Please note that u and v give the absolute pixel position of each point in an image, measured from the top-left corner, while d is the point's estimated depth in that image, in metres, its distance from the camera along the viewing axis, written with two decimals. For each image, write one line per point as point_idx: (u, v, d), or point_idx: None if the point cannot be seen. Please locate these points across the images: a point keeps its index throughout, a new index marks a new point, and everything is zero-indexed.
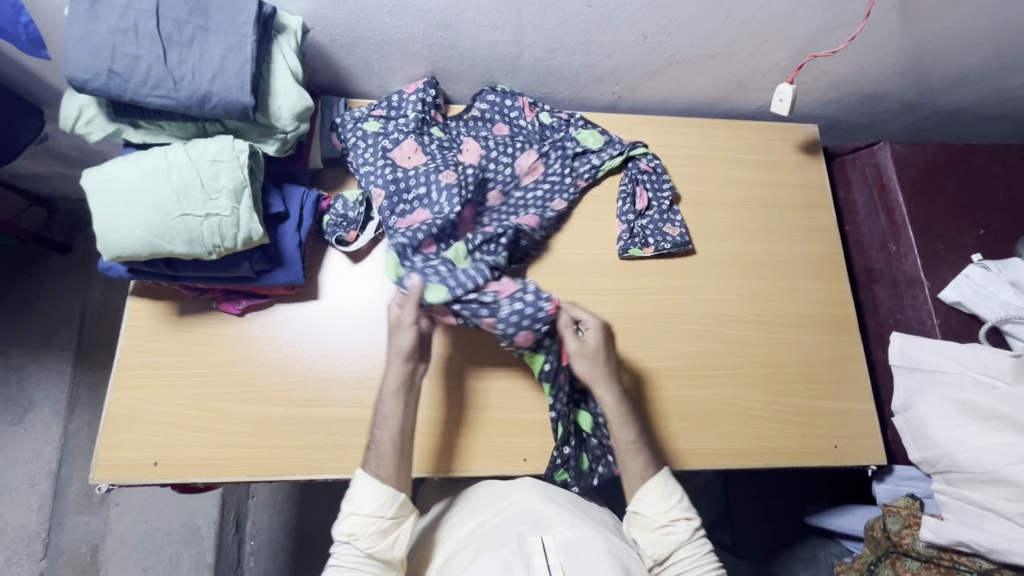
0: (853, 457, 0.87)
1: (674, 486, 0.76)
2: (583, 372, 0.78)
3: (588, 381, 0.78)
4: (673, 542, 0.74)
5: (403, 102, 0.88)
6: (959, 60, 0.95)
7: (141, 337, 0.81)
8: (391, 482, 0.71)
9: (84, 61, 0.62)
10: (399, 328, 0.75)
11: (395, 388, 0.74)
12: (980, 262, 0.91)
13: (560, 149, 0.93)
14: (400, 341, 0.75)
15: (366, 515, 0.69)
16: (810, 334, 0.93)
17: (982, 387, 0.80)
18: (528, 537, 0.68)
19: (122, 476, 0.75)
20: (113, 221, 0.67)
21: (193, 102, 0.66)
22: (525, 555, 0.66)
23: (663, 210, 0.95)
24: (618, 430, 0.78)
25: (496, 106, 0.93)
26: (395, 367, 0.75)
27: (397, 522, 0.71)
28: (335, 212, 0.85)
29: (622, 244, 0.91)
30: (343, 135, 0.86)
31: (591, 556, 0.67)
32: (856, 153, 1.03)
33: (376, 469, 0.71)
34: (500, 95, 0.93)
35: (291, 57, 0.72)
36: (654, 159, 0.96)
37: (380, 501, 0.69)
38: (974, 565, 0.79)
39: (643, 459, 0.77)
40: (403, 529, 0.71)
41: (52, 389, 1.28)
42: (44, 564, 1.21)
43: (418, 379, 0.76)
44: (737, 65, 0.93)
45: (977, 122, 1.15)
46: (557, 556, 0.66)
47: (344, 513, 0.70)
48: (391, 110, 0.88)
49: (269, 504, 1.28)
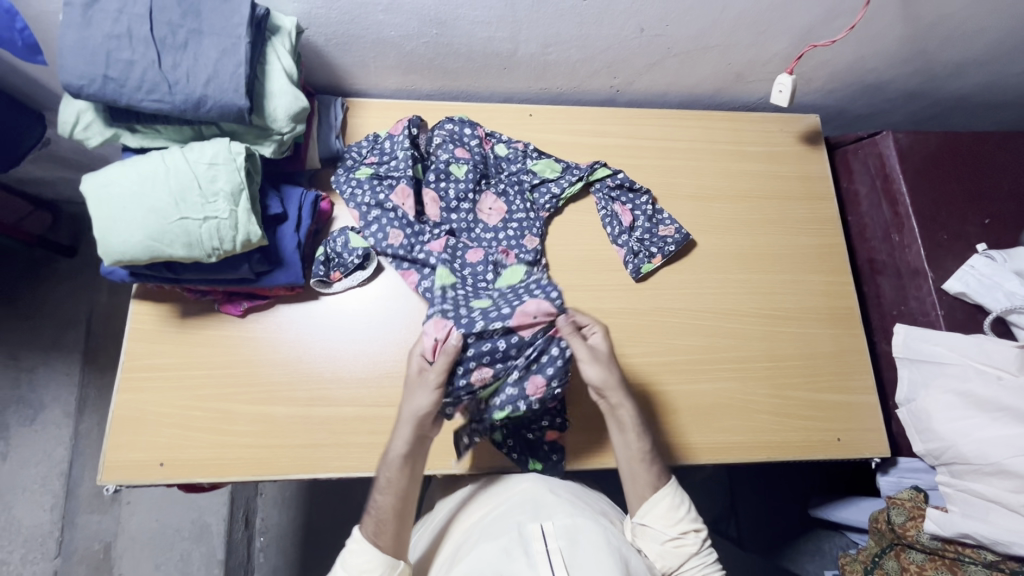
0: (857, 450, 0.87)
1: (683, 498, 0.75)
2: (596, 379, 0.75)
3: (602, 385, 0.75)
4: (683, 555, 0.73)
5: (394, 145, 0.89)
6: (963, 47, 0.94)
7: (145, 339, 0.82)
8: (389, 549, 0.69)
9: (79, 66, 0.63)
10: (418, 387, 0.72)
11: (402, 454, 0.71)
12: (984, 252, 0.89)
13: (516, 182, 0.91)
14: (417, 404, 0.71)
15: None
16: (812, 327, 0.93)
17: (986, 378, 0.79)
18: (528, 525, 0.69)
19: (130, 476, 0.77)
20: (113, 226, 0.68)
21: (188, 106, 0.66)
22: (524, 541, 0.67)
23: (649, 216, 0.93)
24: (637, 438, 0.76)
25: (454, 135, 0.92)
26: (405, 432, 0.71)
27: None
28: (333, 250, 0.84)
29: (632, 267, 0.89)
30: (339, 186, 0.87)
31: (589, 543, 0.67)
32: (858, 143, 1.02)
33: (371, 530, 0.69)
34: (458, 124, 0.92)
35: (285, 58, 0.72)
36: (620, 173, 0.94)
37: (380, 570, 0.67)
38: (979, 556, 0.79)
39: (653, 468, 0.76)
40: None
41: (62, 390, 1.29)
42: (58, 563, 1.23)
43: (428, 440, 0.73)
44: (736, 56, 0.92)
45: (982, 109, 1.13)
46: (556, 540, 0.66)
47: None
48: (381, 150, 0.89)
49: (278, 500, 1.30)
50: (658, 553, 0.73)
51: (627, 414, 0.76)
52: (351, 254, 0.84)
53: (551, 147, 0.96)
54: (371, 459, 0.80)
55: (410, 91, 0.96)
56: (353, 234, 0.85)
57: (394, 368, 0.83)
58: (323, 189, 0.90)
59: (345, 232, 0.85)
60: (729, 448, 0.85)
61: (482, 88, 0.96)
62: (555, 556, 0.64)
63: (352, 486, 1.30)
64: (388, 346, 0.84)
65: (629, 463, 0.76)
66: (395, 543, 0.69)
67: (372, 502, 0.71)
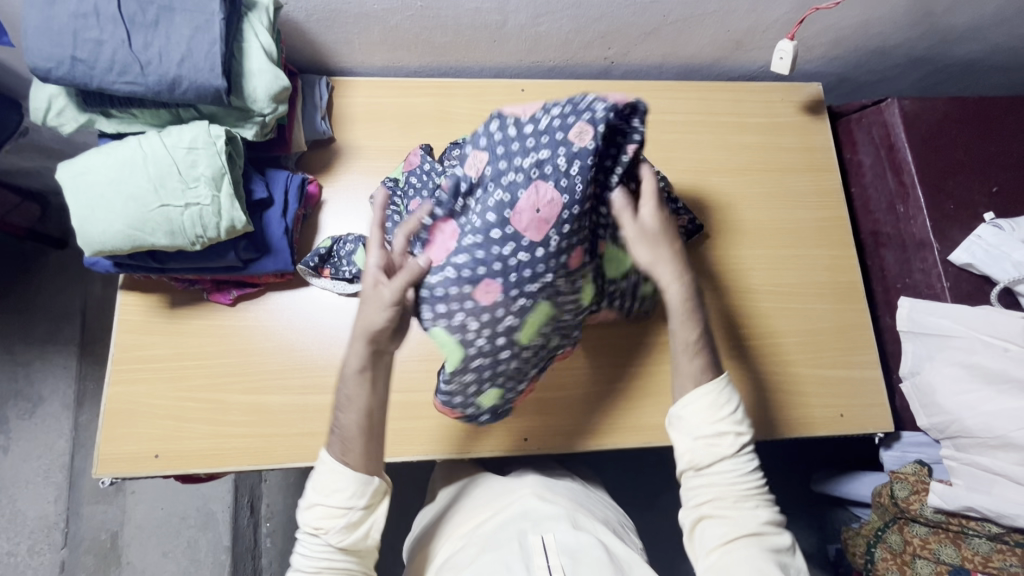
0: (859, 425, 0.86)
1: (730, 397, 0.65)
2: (642, 258, 0.69)
3: (648, 266, 0.69)
4: (717, 456, 0.64)
5: (424, 175, 0.80)
6: (972, 8, 0.89)
7: (135, 331, 0.80)
8: (359, 467, 0.64)
9: (46, 48, 0.60)
10: (371, 300, 0.64)
11: (357, 369, 0.65)
12: (992, 221, 0.87)
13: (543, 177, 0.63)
14: (371, 318, 0.64)
15: (332, 506, 0.62)
16: (816, 302, 0.91)
17: (993, 351, 0.77)
18: (530, 536, 0.68)
19: (126, 469, 0.76)
20: (91, 216, 0.66)
21: (163, 88, 0.63)
22: (526, 554, 0.66)
23: None
24: (680, 327, 0.68)
25: (463, 160, 0.81)
26: (358, 347, 0.65)
27: (368, 513, 0.64)
28: (339, 252, 0.82)
29: None
30: None
31: (591, 564, 0.65)
32: (862, 111, 0.99)
33: (342, 451, 0.65)
34: (466, 147, 0.83)
35: (263, 35, 0.69)
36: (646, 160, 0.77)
37: (351, 489, 0.63)
38: (984, 529, 0.78)
39: (700, 362, 0.68)
40: (375, 518, 0.65)
41: (60, 383, 1.29)
42: (66, 553, 1.24)
43: (386, 355, 0.67)
44: (735, 23, 0.88)
45: (991, 73, 1.09)
46: (559, 558, 0.65)
47: (309, 502, 0.64)
48: (407, 188, 0.81)
49: (282, 486, 1.30)
50: (688, 447, 0.65)
51: (676, 295, 0.68)
52: (350, 266, 0.81)
53: None
54: None
55: (398, 68, 0.93)
56: (361, 249, 0.81)
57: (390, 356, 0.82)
58: (311, 173, 0.88)
59: (358, 242, 0.82)
60: None
61: (472, 63, 0.93)
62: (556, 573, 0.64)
63: None
64: None
65: (675, 353, 0.68)
66: (368, 464, 0.65)
67: (337, 421, 0.66)
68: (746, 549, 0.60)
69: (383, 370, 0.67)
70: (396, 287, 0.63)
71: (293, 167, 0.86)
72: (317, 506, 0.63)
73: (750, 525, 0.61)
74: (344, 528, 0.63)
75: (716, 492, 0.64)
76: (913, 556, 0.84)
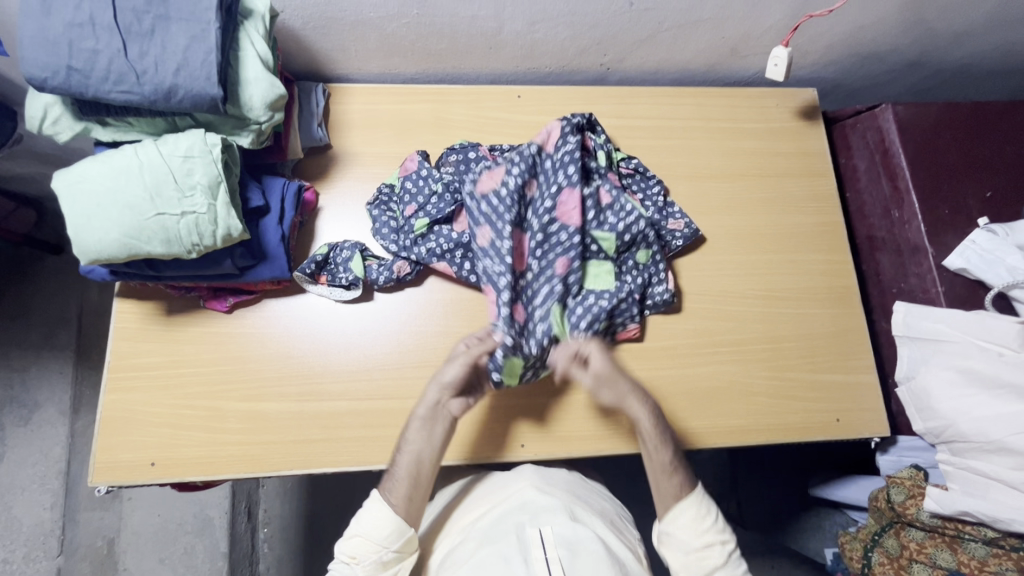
0: (856, 430, 0.86)
1: (709, 508, 0.77)
2: (611, 399, 0.77)
3: (618, 403, 0.77)
4: (708, 567, 0.75)
5: (423, 180, 0.86)
6: (965, 14, 0.90)
7: (131, 339, 0.80)
8: (400, 511, 0.73)
9: (41, 57, 0.60)
10: (451, 359, 0.76)
11: (423, 416, 0.75)
12: (987, 226, 0.87)
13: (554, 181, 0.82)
14: (445, 374, 0.75)
15: (371, 542, 0.71)
16: (812, 307, 0.91)
17: (988, 354, 0.79)
18: (527, 530, 0.69)
19: (121, 477, 0.76)
20: (87, 225, 0.66)
21: (159, 97, 0.63)
22: (524, 547, 0.67)
23: (659, 207, 0.90)
24: (656, 452, 0.77)
25: (462, 163, 0.87)
26: (431, 394, 0.75)
27: (398, 557, 0.73)
28: (337, 259, 0.83)
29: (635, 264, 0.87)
30: (413, 251, 0.83)
31: (588, 557, 0.67)
32: (857, 116, 0.99)
33: (392, 494, 0.74)
34: (461, 152, 0.88)
35: (259, 43, 0.69)
36: (633, 159, 0.92)
37: (388, 532, 0.72)
38: (979, 534, 0.79)
39: (677, 480, 0.77)
40: (401, 566, 0.73)
41: (56, 389, 1.28)
42: (62, 560, 1.23)
43: (447, 409, 0.76)
44: (730, 30, 0.88)
45: (983, 78, 1.10)
46: (556, 549, 0.67)
47: (349, 534, 0.74)
48: (403, 194, 0.86)
49: (279, 492, 1.30)
50: (683, 561, 0.76)
51: (644, 427, 0.76)
52: (347, 273, 0.82)
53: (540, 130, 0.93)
54: (365, 453, 0.79)
55: (394, 74, 0.93)
56: (358, 256, 0.82)
57: (387, 362, 0.82)
58: (307, 180, 0.88)
59: (355, 249, 0.83)
60: (740, 431, 0.84)
61: (468, 69, 0.93)
62: (553, 565, 0.65)
63: (352, 477, 1.30)
64: (381, 339, 0.83)
65: (655, 474, 0.77)
66: (408, 509, 0.74)
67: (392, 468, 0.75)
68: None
69: (443, 423, 0.75)
70: (470, 352, 0.76)
71: (289, 174, 0.86)
72: (356, 536, 0.73)
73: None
74: (376, 563, 0.72)
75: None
76: (910, 561, 0.84)
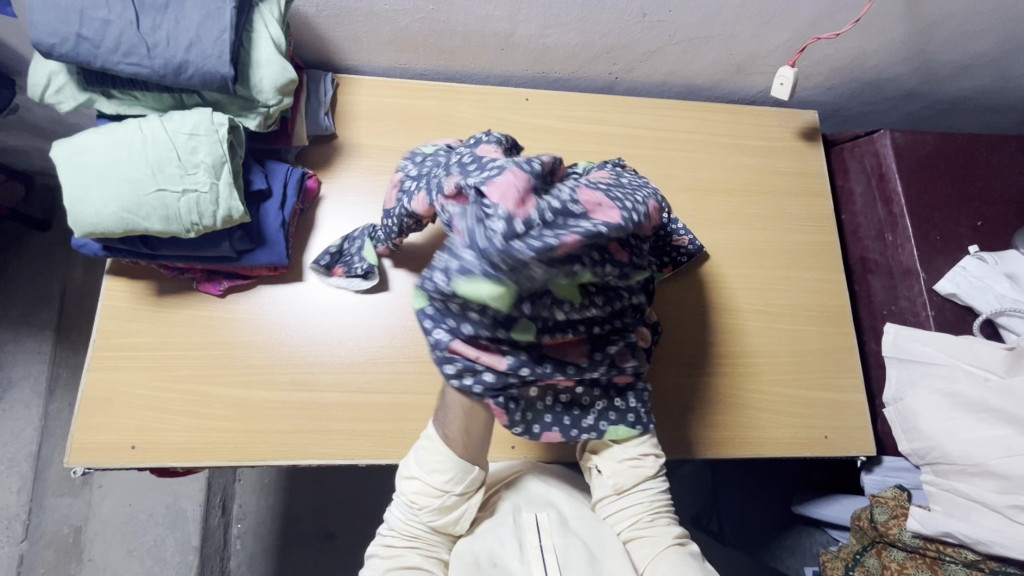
0: (842, 448, 0.87)
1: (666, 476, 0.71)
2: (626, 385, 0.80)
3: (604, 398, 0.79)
4: (639, 476, 0.70)
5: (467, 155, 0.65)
6: (962, 48, 0.93)
7: (119, 317, 0.78)
8: (459, 453, 0.65)
9: (50, 23, 0.59)
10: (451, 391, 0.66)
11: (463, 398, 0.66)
12: (977, 253, 0.89)
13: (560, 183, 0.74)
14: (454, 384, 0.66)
15: (431, 486, 0.64)
16: (806, 324, 0.92)
17: (974, 379, 0.79)
18: (522, 514, 0.68)
19: (97, 459, 0.73)
20: (84, 197, 0.64)
21: (168, 72, 0.62)
22: (519, 531, 0.66)
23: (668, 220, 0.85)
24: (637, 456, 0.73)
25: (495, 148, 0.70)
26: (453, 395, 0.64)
27: (461, 500, 0.66)
28: (350, 249, 0.83)
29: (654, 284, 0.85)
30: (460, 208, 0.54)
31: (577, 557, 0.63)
32: (855, 141, 1.02)
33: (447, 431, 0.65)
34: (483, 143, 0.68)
35: (273, 27, 0.68)
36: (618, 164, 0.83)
37: (450, 475, 0.64)
38: (960, 556, 0.79)
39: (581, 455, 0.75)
40: (467, 506, 0.66)
41: (32, 369, 1.25)
42: (25, 546, 1.19)
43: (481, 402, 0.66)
44: (737, 47, 0.90)
45: (977, 112, 1.13)
46: (551, 537, 0.65)
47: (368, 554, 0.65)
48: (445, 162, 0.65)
49: (255, 487, 1.27)
50: (614, 470, 0.70)
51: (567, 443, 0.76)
52: (361, 261, 0.81)
53: (546, 133, 0.94)
54: (354, 446, 0.77)
55: (404, 69, 0.93)
56: (370, 242, 0.81)
57: (379, 355, 0.81)
58: (310, 167, 0.87)
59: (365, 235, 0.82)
60: (731, 442, 0.84)
61: (477, 69, 0.93)
62: (548, 553, 0.63)
63: (333, 474, 1.28)
64: (375, 332, 0.82)
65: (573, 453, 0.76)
66: (467, 449, 0.65)
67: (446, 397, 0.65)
68: (675, 555, 0.64)
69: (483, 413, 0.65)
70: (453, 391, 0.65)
71: (292, 161, 0.86)
72: (417, 483, 0.65)
73: (670, 538, 0.66)
74: (437, 510, 0.64)
75: (633, 515, 0.69)
76: None
